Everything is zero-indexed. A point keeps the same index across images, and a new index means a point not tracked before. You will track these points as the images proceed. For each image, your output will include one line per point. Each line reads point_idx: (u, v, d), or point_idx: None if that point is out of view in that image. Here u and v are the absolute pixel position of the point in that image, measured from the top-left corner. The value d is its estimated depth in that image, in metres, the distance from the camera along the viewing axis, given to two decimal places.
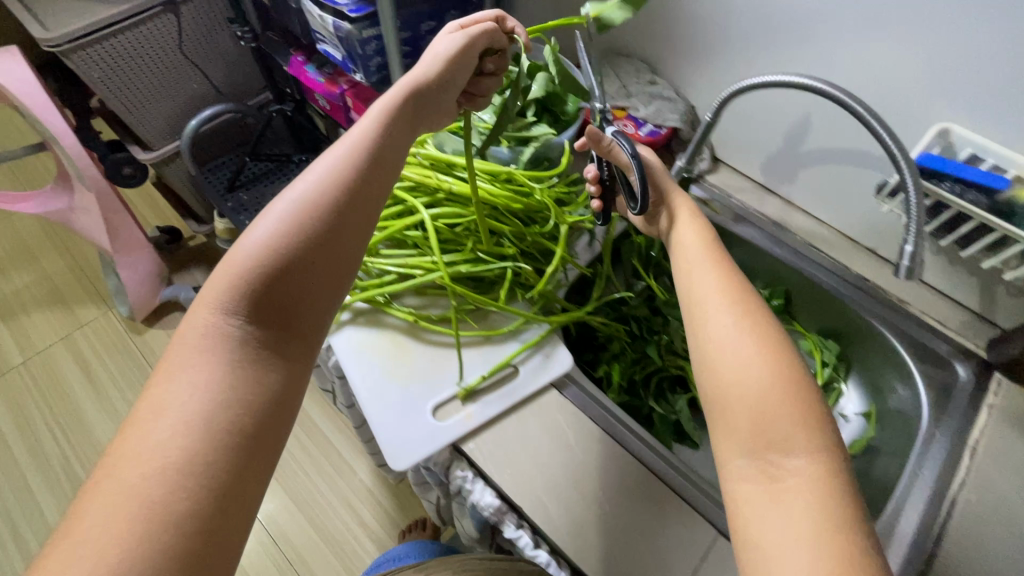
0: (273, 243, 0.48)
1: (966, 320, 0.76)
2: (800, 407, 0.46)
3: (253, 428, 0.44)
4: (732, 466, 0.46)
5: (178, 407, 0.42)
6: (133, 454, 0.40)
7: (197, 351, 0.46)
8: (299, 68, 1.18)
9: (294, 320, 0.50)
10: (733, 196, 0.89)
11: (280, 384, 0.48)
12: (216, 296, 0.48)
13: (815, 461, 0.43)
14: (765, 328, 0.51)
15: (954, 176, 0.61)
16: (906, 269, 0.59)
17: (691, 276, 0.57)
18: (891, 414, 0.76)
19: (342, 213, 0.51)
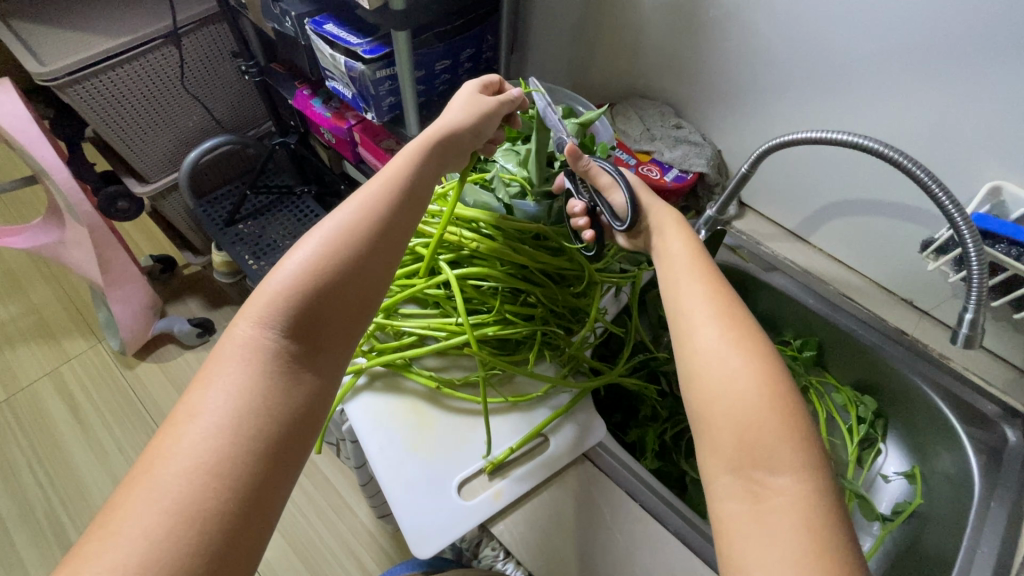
0: (316, 260, 0.48)
1: (1012, 377, 0.73)
2: (789, 423, 0.43)
3: (280, 441, 0.44)
4: (719, 483, 0.43)
5: (213, 418, 0.42)
6: (168, 458, 0.40)
7: (234, 362, 0.46)
8: (305, 102, 1.14)
9: (328, 336, 0.49)
10: (761, 243, 0.86)
11: (309, 400, 0.47)
12: (256, 309, 0.47)
13: (801, 481, 0.40)
14: (750, 337, 0.47)
15: (1009, 239, 0.59)
16: (965, 337, 0.56)
17: (675, 282, 0.53)
18: (937, 473, 0.73)
19: (383, 232, 0.52)
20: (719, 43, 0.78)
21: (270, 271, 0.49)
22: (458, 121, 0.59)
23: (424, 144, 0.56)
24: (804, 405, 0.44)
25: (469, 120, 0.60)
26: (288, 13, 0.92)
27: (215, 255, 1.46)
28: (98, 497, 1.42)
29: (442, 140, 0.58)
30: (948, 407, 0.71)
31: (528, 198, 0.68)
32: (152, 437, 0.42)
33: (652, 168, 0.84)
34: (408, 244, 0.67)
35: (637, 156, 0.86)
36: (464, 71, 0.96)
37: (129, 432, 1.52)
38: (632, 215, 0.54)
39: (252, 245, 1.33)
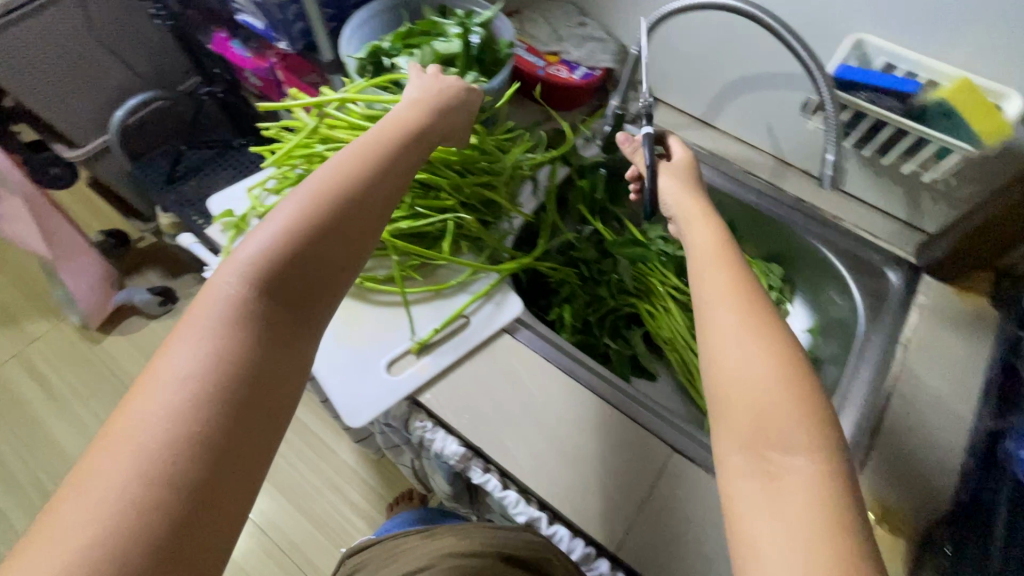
0: (302, 218, 0.44)
1: (896, 229, 0.79)
2: (806, 408, 0.39)
3: (262, 411, 0.38)
4: (731, 462, 0.40)
5: (189, 375, 0.37)
6: (137, 422, 0.34)
7: (213, 318, 0.40)
8: (224, 45, 1.14)
9: (317, 303, 0.44)
10: (671, 132, 0.90)
11: (292, 367, 0.41)
12: (241, 262, 0.42)
13: (815, 462, 0.37)
14: (767, 321, 0.44)
15: (867, 85, 0.63)
16: (830, 178, 0.62)
17: (699, 270, 0.50)
18: (832, 326, 0.81)
19: (371, 197, 0.48)
20: None
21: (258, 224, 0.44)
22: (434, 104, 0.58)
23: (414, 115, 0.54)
24: (825, 392, 0.41)
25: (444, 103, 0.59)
26: None
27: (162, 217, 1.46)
28: None
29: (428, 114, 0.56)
30: (841, 263, 0.79)
31: None
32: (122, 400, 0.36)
33: (561, 68, 0.85)
34: (318, 149, 0.69)
35: (546, 58, 0.86)
36: None
37: (107, 404, 1.56)
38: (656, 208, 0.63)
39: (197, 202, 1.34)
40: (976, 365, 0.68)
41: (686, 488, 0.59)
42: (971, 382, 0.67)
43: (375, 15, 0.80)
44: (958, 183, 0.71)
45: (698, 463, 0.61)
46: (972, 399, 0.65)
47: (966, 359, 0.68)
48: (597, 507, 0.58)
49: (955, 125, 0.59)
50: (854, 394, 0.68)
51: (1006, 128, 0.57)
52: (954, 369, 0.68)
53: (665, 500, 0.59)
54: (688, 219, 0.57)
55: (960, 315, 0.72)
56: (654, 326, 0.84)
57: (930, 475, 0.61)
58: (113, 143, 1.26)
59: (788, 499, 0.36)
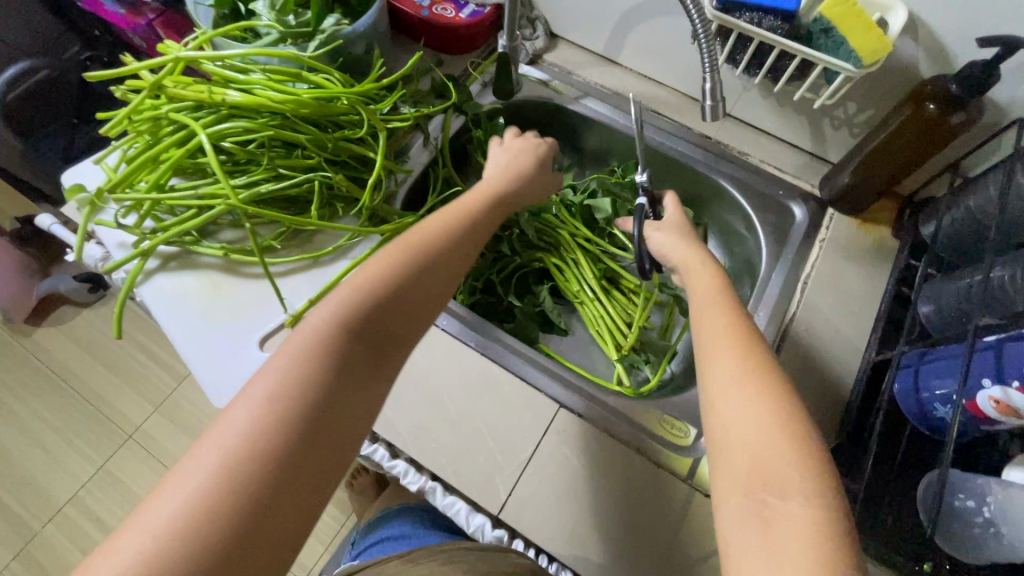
0: (387, 271, 0.46)
1: (803, 162, 0.76)
2: (805, 453, 0.38)
3: (320, 456, 0.38)
4: (727, 505, 0.38)
5: (270, 407, 0.38)
6: (215, 447, 0.37)
7: (301, 351, 0.41)
8: (94, 2, 1.01)
9: (395, 352, 0.45)
10: (573, 72, 0.84)
11: (361, 412, 0.42)
12: (336, 300, 0.44)
13: (812, 506, 0.36)
14: (765, 364, 0.44)
15: (749, 5, 0.57)
16: (710, 108, 0.57)
17: (699, 311, 0.50)
18: (741, 268, 0.79)
19: (445, 256, 0.49)
20: None
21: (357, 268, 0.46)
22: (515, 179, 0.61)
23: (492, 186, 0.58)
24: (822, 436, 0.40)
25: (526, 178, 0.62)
26: None
27: None
28: (30, 463, 1.46)
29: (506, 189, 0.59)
30: (748, 201, 0.76)
31: (285, 42, 0.63)
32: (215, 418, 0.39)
33: (446, 8, 0.78)
34: (161, 111, 0.61)
35: None
36: None
37: (47, 400, 1.53)
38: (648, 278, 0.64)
39: None
40: (874, 297, 0.67)
41: (573, 442, 0.58)
42: (868, 314, 0.66)
43: None
44: (856, 107, 0.67)
45: (584, 417, 0.59)
46: (867, 331, 0.64)
47: (864, 291, 0.67)
48: (481, 469, 0.56)
49: (838, 43, 0.55)
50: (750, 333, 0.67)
51: (885, 45, 0.53)
52: (851, 303, 0.66)
53: (551, 457, 0.57)
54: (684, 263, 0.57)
55: (861, 246, 0.70)
56: (563, 280, 0.81)
57: (822, 411, 0.60)
58: None
59: (785, 544, 0.35)
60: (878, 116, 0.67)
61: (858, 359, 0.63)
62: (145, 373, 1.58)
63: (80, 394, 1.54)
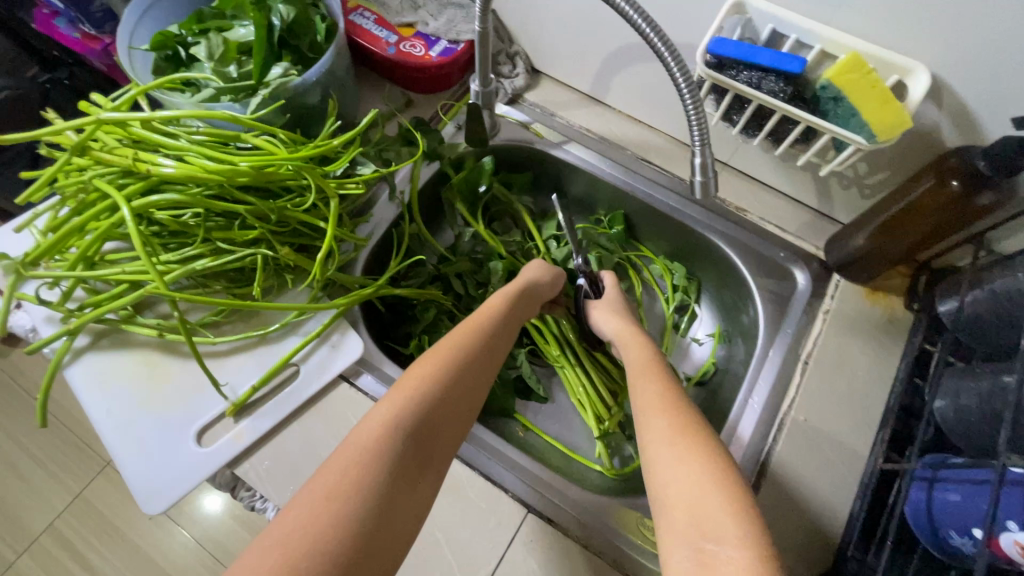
0: (438, 367, 0.48)
1: (808, 220, 0.69)
2: (731, 493, 0.40)
3: (379, 559, 0.36)
4: (673, 556, 0.38)
5: (328, 503, 0.36)
6: (279, 546, 0.34)
7: (359, 449, 0.40)
8: (48, 23, 0.95)
9: (439, 453, 0.44)
10: (556, 113, 0.77)
11: (412, 519, 0.39)
12: (392, 399, 0.44)
13: (745, 546, 0.36)
14: (688, 423, 0.47)
15: (748, 63, 0.50)
16: (701, 185, 0.50)
17: (635, 384, 0.55)
18: (736, 333, 0.72)
19: (483, 358, 0.52)
20: None
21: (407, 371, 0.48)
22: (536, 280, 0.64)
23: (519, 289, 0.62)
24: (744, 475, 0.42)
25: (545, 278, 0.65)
26: None
27: None
28: None
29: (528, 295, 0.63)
30: (745, 263, 0.69)
31: (225, 97, 0.56)
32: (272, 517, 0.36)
33: (415, 44, 0.71)
34: (84, 177, 0.55)
35: (399, 32, 0.71)
36: None
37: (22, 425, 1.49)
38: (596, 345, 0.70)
39: None
40: (883, 382, 0.60)
41: (542, 555, 0.52)
42: (875, 402, 0.59)
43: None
44: (868, 169, 0.60)
45: (554, 524, 0.53)
46: (874, 422, 0.58)
47: (872, 375, 0.60)
48: None
49: (848, 112, 0.48)
50: (744, 419, 0.61)
51: (905, 118, 0.46)
52: (856, 389, 0.60)
53: (517, 573, 0.51)
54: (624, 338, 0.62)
55: (870, 320, 0.64)
56: (543, 343, 0.74)
57: (820, 518, 0.54)
58: None
59: None
60: (892, 179, 0.60)
61: (863, 456, 0.56)
62: None
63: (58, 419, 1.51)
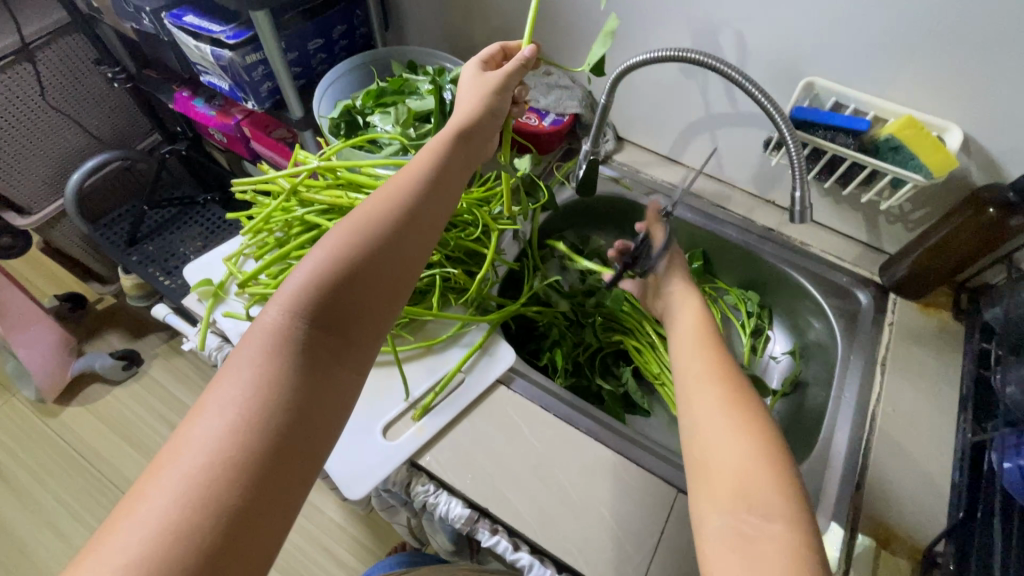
0: (339, 245, 0.46)
1: (860, 251, 0.84)
2: (778, 475, 0.43)
3: (302, 439, 0.41)
4: (709, 522, 0.43)
5: (235, 402, 0.40)
6: (190, 444, 0.38)
7: (258, 351, 0.43)
8: (185, 104, 1.10)
9: (354, 332, 0.47)
10: (640, 171, 0.93)
11: (332, 397, 0.44)
12: (287, 295, 0.45)
13: (790, 529, 0.40)
14: (743, 401, 0.49)
15: (824, 124, 0.68)
16: (799, 212, 0.64)
17: (682, 349, 0.58)
18: (812, 348, 0.83)
19: (407, 228, 0.50)
20: None
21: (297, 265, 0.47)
22: (474, 112, 0.59)
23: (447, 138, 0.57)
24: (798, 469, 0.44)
25: (484, 108, 0.60)
26: (142, 9, 0.88)
27: (124, 278, 1.37)
28: (46, 553, 1.37)
29: (460, 139, 0.57)
30: (813, 287, 0.82)
31: (409, 152, 0.71)
32: (184, 418, 0.41)
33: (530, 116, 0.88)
34: (297, 212, 0.68)
35: None
36: (340, 49, 0.97)
37: (67, 483, 1.47)
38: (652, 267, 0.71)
39: (162, 262, 1.31)
40: (950, 378, 0.71)
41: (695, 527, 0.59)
42: (947, 395, 0.70)
43: (342, 76, 0.82)
44: (912, 207, 0.75)
45: None
46: (950, 411, 0.69)
47: (940, 372, 0.72)
48: (610, 552, 0.57)
49: (907, 158, 0.64)
50: (840, 416, 0.70)
51: (951, 160, 0.62)
52: (928, 385, 0.71)
53: (678, 543, 0.58)
54: (681, 296, 0.68)
55: (929, 329, 0.76)
56: (643, 362, 0.84)
57: (924, 489, 0.63)
58: (69, 208, 1.20)
59: (763, 562, 0.39)
60: (932, 214, 0.75)
61: (948, 439, 0.67)
62: None
63: (104, 476, 1.48)
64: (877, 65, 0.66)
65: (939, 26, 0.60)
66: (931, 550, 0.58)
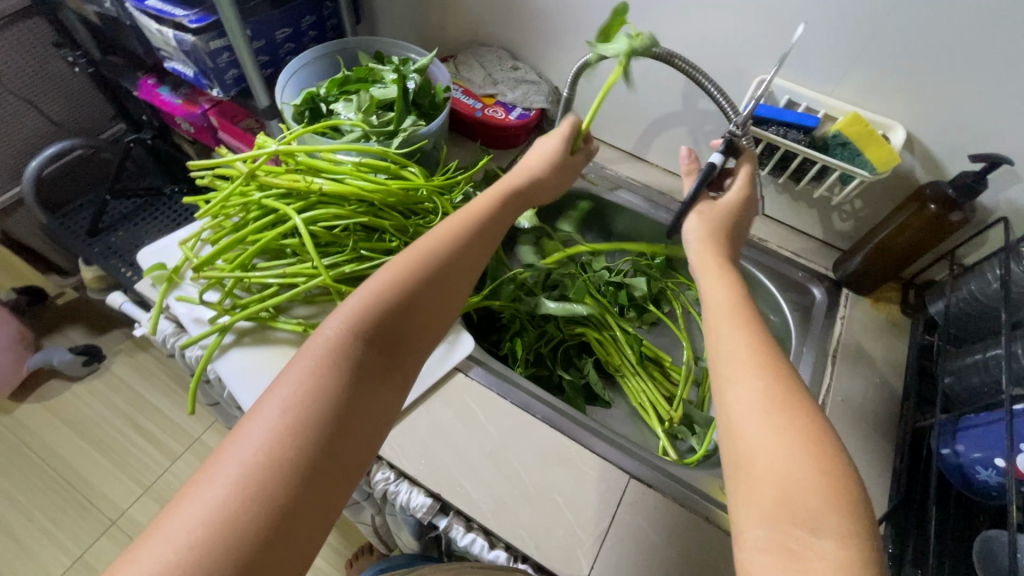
0: (403, 271, 0.49)
1: (816, 248, 0.86)
2: (835, 488, 0.37)
3: (348, 453, 0.42)
4: (749, 533, 0.38)
5: (290, 409, 0.41)
6: (250, 442, 0.39)
7: (317, 361, 0.44)
8: (151, 91, 1.08)
9: (404, 356, 0.48)
10: (605, 167, 0.95)
11: (379, 417, 0.45)
12: (347, 310, 0.46)
13: (846, 547, 0.35)
14: (792, 395, 0.43)
15: (777, 121, 0.69)
16: (751, 205, 0.66)
17: (715, 324, 0.50)
18: (770, 342, 0.85)
19: (459, 263, 0.52)
20: None
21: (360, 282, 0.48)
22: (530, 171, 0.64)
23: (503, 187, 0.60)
24: (854, 471, 0.39)
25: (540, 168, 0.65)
26: None
27: (85, 270, 1.34)
28: None
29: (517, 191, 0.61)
30: (770, 281, 0.84)
31: (371, 139, 0.71)
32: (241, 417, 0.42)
33: (497, 110, 0.88)
34: (254, 197, 0.67)
35: (482, 100, 0.90)
36: (309, 39, 0.97)
37: (19, 482, 1.42)
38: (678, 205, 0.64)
39: (124, 253, 1.28)
40: (896, 369, 0.74)
41: (646, 513, 0.60)
42: (893, 385, 0.72)
43: (308, 64, 0.82)
44: (862, 204, 0.78)
45: (653, 488, 0.62)
46: (895, 401, 0.71)
47: (886, 364, 0.74)
48: (560, 538, 0.57)
49: (854, 154, 0.66)
50: None
51: (894, 157, 0.64)
52: (876, 376, 0.73)
53: (628, 528, 0.58)
54: (700, 264, 0.57)
55: (878, 323, 0.78)
56: (605, 355, 0.84)
57: (867, 475, 0.65)
58: (25, 196, 1.17)
59: None
60: (881, 212, 0.78)
61: (893, 428, 0.69)
62: (135, 451, 1.48)
63: (60, 476, 1.43)
64: (826, 65, 0.69)
65: (880, 28, 0.63)
66: (873, 533, 0.59)
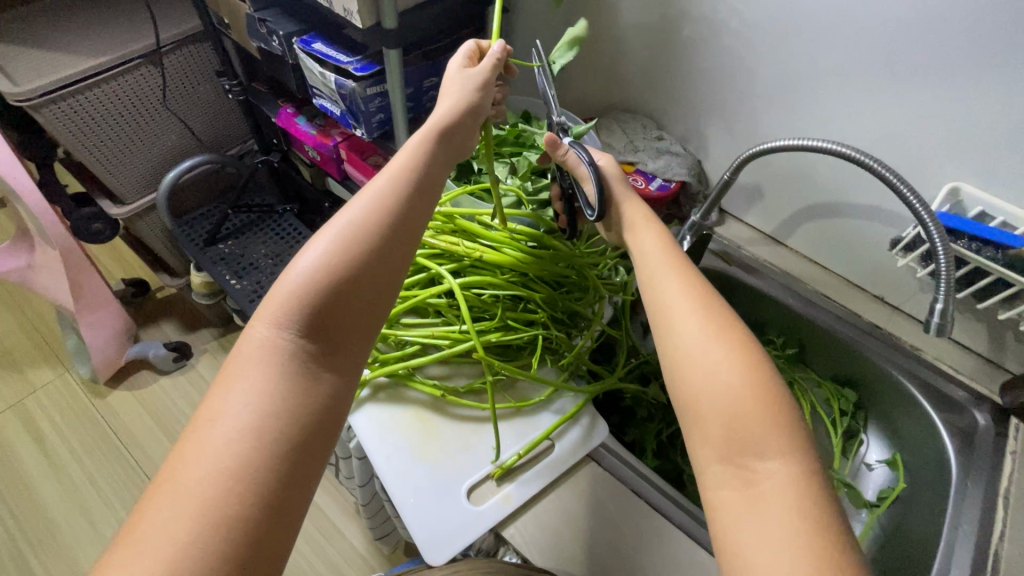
0: (324, 258, 0.48)
1: (978, 364, 0.78)
2: (770, 409, 0.44)
3: (310, 440, 0.45)
4: (710, 473, 0.44)
5: (235, 418, 0.43)
6: (190, 465, 0.40)
7: (254, 365, 0.46)
8: (288, 120, 1.13)
9: (343, 337, 0.49)
10: (743, 247, 0.92)
11: (333, 400, 0.47)
12: (271, 311, 0.48)
13: (788, 464, 0.41)
14: (729, 328, 0.48)
15: (970, 234, 0.64)
16: (936, 326, 0.60)
17: (652, 278, 0.53)
18: (920, 462, 0.76)
19: (396, 236, 0.52)
20: (695, 60, 0.86)
21: (278, 280, 0.49)
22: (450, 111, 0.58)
23: (427, 141, 0.56)
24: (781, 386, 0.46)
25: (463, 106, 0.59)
26: (274, 33, 0.92)
27: (195, 276, 1.40)
28: (72, 536, 1.36)
29: (441, 138, 0.57)
30: (923, 396, 0.76)
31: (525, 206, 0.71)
32: (181, 435, 0.43)
33: (637, 178, 0.92)
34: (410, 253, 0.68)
35: (622, 167, 0.93)
36: None
37: (101, 466, 1.46)
38: (602, 203, 0.56)
39: (232, 263, 1.32)
40: None
41: None
42: None
43: None
44: None
45: None
46: None
47: None
48: None
49: None
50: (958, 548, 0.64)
51: None
52: None
53: None
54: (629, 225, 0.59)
55: None
56: None
57: None
58: (159, 202, 1.24)
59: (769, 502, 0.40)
60: None
61: None
62: None
63: (139, 467, 1.47)
64: None
65: None
66: None
